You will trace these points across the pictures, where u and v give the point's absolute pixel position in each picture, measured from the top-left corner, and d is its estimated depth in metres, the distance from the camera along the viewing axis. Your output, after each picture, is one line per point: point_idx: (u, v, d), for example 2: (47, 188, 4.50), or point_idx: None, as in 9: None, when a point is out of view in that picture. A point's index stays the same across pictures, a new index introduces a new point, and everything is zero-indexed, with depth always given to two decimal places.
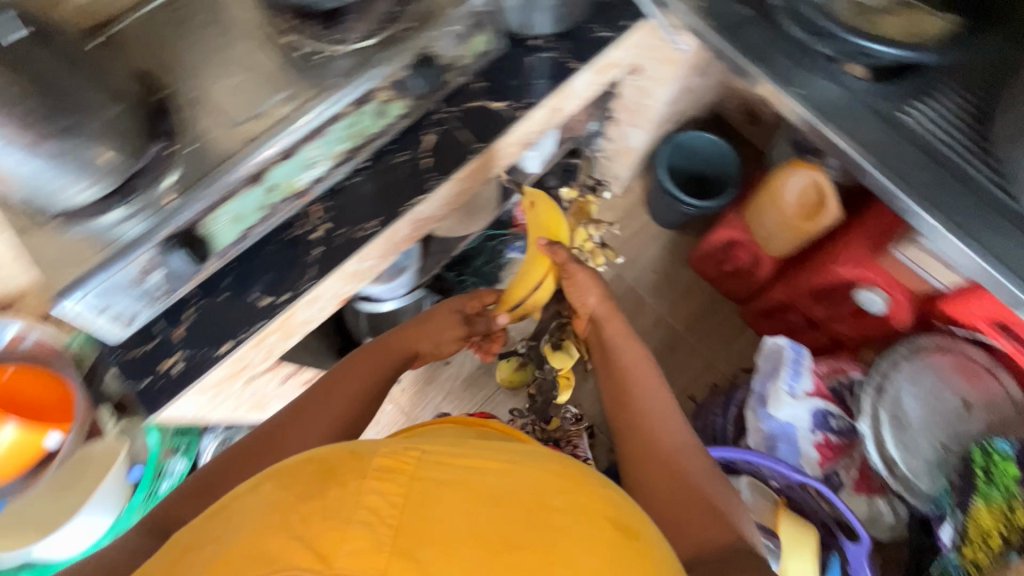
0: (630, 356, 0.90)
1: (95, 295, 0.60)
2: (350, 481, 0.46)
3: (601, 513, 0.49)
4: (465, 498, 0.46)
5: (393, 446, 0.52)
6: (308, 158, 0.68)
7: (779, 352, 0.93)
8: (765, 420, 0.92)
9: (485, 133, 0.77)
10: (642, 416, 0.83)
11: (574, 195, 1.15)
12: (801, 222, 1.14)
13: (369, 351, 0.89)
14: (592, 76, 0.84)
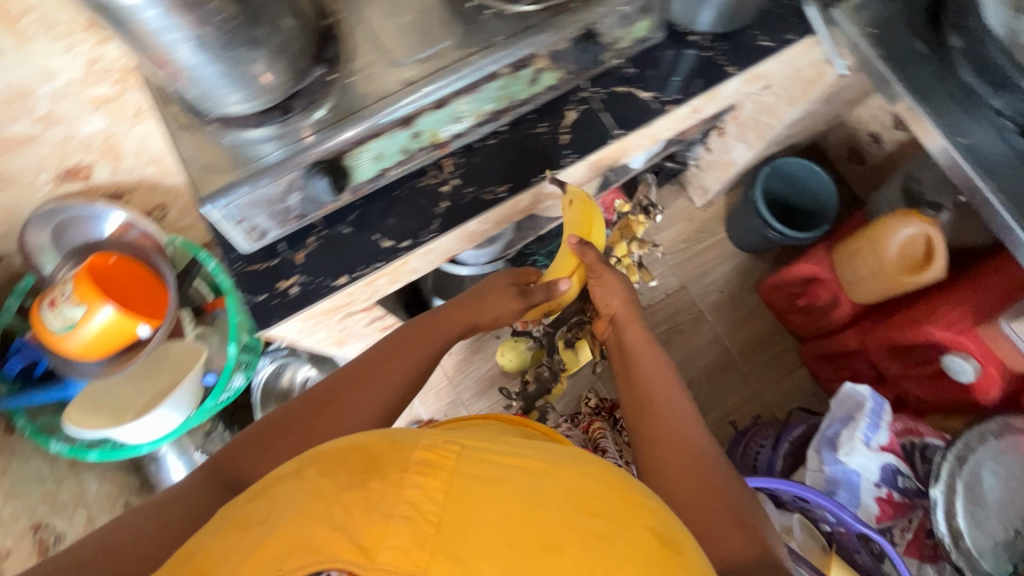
0: (644, 355, 0.81)
1: (238, 204, 0.62)
2: (391, 474, 0.47)
3: (637, 520, 0.48)
4: (501, 500, 0.46)
5: (434, 439, 0.52)
6: (457, 111, 0.68)
7: (858, 400, 0.91)
8: (831, 463, 0.90)
9: (625, 120, 0.75)
10: (660, 413, 0.74)
11: (626, 209, 1.04)
12: (898, 274, 1.11)
13: (433, 319, 0.84)
14: (740, 84, 0.81)
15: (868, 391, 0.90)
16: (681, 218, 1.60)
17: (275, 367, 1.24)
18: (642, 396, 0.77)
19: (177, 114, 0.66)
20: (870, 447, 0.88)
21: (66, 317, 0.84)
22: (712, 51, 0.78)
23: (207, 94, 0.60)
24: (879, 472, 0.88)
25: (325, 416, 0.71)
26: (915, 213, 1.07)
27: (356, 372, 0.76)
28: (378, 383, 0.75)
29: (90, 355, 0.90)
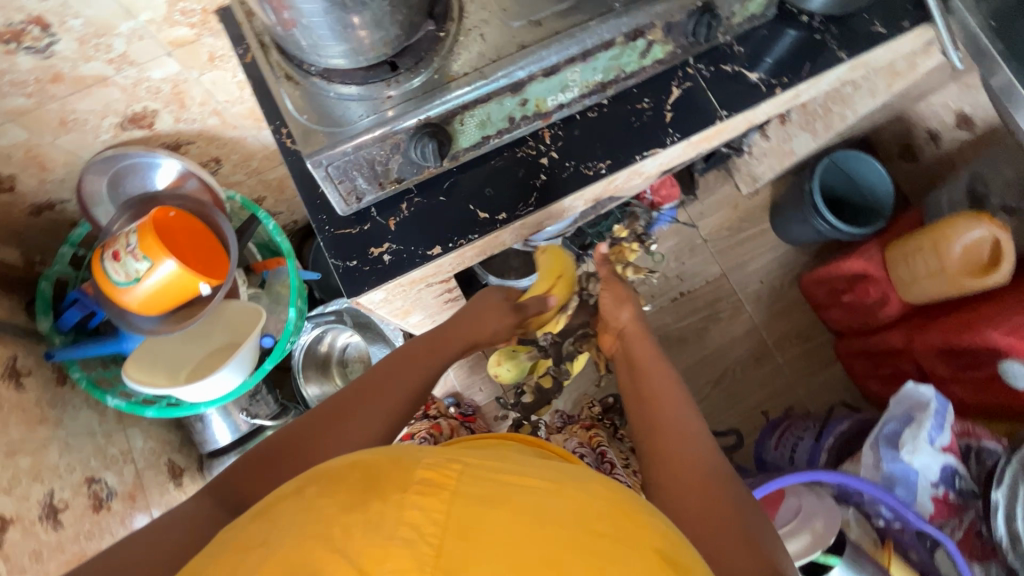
0: (654, 370, 0.85)
1: (340, 163, 0.59)
2: (391, 493, 0.40)
3: (647, 546, 0.41)
4: (505, 522, 0.39)
5: (437, 456, 0.46)
6: (565, 82, 0.65)
7: (922, 400, 0.91)
8: (890, 461, 0.91)
9: (730, 102, 0.72)
10: (659, 428, 0.74)
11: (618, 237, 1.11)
12: (958, 276, 1.10)
13: (436, 341, 0.84)
14: (843, 71, 0.78)
15: (928, 391, 0.91)
16: (725, 206, 1.57)
17: (317, 332, 1.22)
18: (648, 410, 0.78)
19: (278, 63, 0.63)
20: (932, 448, 0.88)
21: (130, 270, 0.82)
22: (823, 35, 0.75)
23: (316, 45, 0.56)
24: (939, 471, 0.89)
25: (328, 435, 0.65)
26: (982, 215, 1.05)
27: (357, 392, 0.71)
28: (375, 401, 0.71)
29: (151, 309, 0.88)
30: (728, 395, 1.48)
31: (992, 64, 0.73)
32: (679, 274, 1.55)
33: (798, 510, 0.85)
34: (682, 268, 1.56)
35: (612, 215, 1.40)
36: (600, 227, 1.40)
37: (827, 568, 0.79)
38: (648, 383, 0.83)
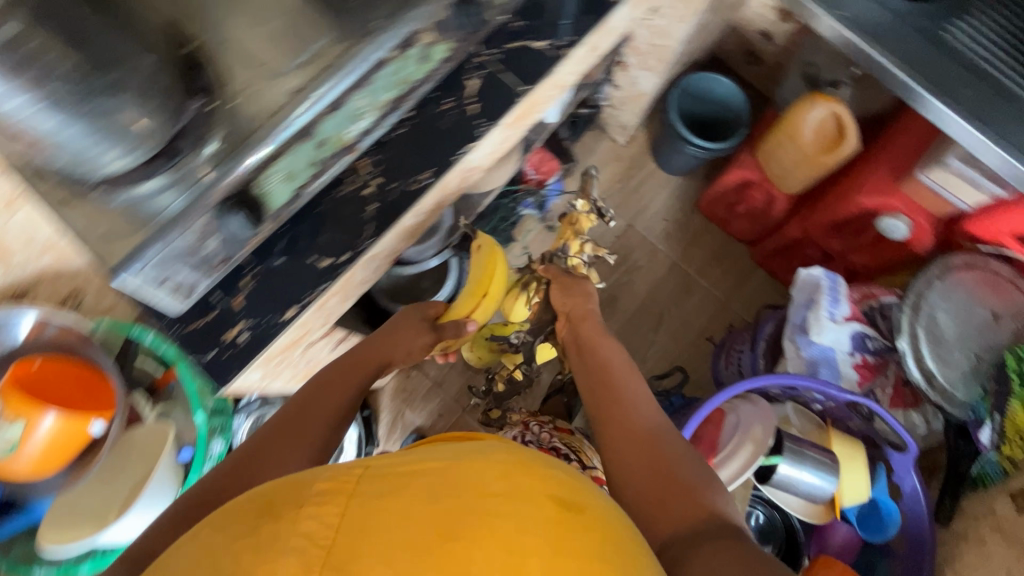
0: (600, 342, 0.94)
1: (154, 265, 0.56)
2: (286, 513, 0.46)
3: (528, 496, 0.49)
4: (396, 504, 0.47)
5: (338, 468, 0.52)
6: (357, 108, 0.65)
7: (814, 282, 0.95)
8: (806, 347, 0.95)
9: (529, 75, 0.74)
10: (619, 394, 0.83)
11: (585, 208, 1.00)
12: (817, 155, 1.16)
13: (348, 364, 0.85)
14: (628, 11, 0.81)
15: (821, 270, 0.95)
16: (609, 160, 1.61)
17: (252, 422, 1.18)
18: (596, 381, 0.87)
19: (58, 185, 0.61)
20: (836, 322, 0.93)
21: (4, 439, 0.77)
22: None
23: (84, 157, 0.54)
24: (852, 343, 0.93)
25: (244, 482, 0.65)
26: (820, 96, 1.12)
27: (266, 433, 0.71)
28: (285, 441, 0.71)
29: (48, 468, 0.83)
30: (672, 335, 1.52)
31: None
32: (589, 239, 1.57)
33: (737, 423, 0.87)
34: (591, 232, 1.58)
35: (502, 197, 1.45)
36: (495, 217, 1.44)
37: (774, 469, 0.82)
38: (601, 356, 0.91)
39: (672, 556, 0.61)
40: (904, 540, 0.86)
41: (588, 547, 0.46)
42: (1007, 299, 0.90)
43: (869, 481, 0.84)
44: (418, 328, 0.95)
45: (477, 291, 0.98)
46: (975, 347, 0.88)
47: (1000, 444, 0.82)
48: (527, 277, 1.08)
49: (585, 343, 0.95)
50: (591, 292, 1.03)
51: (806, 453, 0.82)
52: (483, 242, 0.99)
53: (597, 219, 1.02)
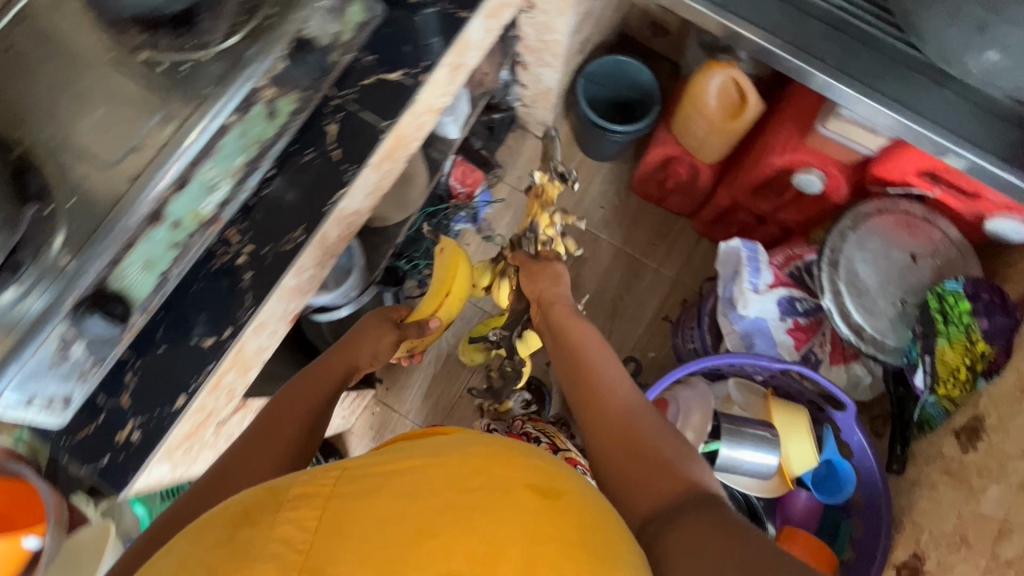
0: (574, 322, 0.88)
1: (14, 386, 0.54)
2: (260, 521, 0.45)
3: (509, 484, 0.47)
4: (371, 504, 0.45)
5: (314, 473, 0.51)
6: (208, 180, 0.63)
7: (734, 254, 0.94)
8: (737, 321, 0.94)
9: (388, 109, 0.72)
10: (592, 378, 0.78)
11: (541, 175, 0.87)
12: (724, 122, 1.14)
13: (314, 374, 0.82)
14: (483, 23, 0.80)
15: (738, 241, 0.94)
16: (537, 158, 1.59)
17: None
18: (570, 363, 0.82)
19: None
20: (760, 292, 0.92)
21: None
22: (439, 3, 0.76)
23: None
24: (780, 309, 0.93)
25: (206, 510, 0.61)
26: (713, 63, 1.11)
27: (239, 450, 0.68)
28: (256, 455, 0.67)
29: None
30: (627, 321, 1.51)
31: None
32: None
33: (677, 412, 0.86)
34: None
35: (431, 215, 1.41)
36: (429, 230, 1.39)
37: (716, 454, 0.81)
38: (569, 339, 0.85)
39: (652, 532, 0.59)
40: (861, 497, 0.86)
41: (570, 531, 0.44)
42: (923, 237, 0.90)
43: (814, 447, 0.84)
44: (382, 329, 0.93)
45: (441, 288, 0.98)
46: (898, 292, 0.88)
47: (935, 385, 0.82)
48: (503, 263, 1.00)
49: (554, 325, 0.88)
50: (563, 273, 0.94)
51: (746, 431, 0.82)
52: (446, 244, 0.98)
53: (565, 185, 0.88)
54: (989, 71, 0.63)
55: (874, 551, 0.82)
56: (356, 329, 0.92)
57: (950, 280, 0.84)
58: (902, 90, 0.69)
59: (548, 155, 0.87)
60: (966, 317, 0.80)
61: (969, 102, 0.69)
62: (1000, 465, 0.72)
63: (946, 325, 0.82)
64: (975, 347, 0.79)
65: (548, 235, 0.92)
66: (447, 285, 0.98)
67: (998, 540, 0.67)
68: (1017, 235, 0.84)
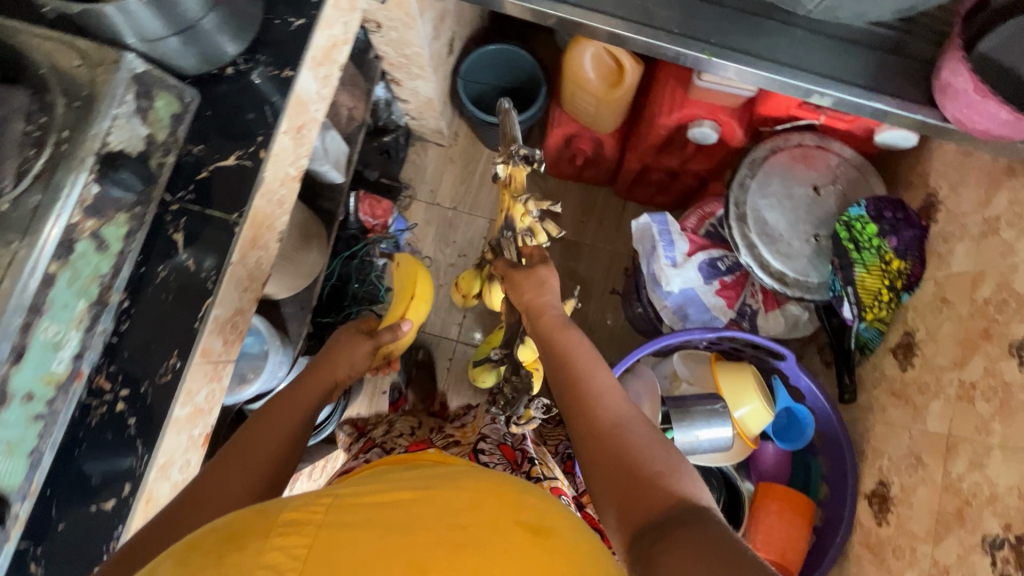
0: (559, 330, 0.75)
1: None
2: (251, 542, 0.41)
3: (507, 518, 0.45)
4: (363, 538, 0.42)
5: (307, 496, 0.47)
6: (51, 337, 0.57)
7: (646, 231, 0.93)
8: (666, 298, 0.93)
9: (235, 197, 0.66)
10: (581, 384, 0.70)
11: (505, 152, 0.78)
12: (608, 93, 1.10)
13: (291, 394, 0.71)
14: (316, 72, 0.73)
15: (647, 217, 0.92)
16: (445, 165, 1.54)
17: None
18: (554, 365, 0.74)
19: None
20: (681, 263, 0.91)
21: None
22: (259, 67, 0.69)
23: None
24: (704, 275, 0.91)
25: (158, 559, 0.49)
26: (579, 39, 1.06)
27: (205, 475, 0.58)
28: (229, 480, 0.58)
29: None
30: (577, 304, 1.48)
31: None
32: (459, 252, 1.50)
33: None
34: (457, 245, 1.51)
35: (348, 257, 1.36)
36: (348, 273, 1.35)
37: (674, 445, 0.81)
38: (554, 341, 0.74)
39: (640, 553, 0.52)
40: (822, 435, 0.87)
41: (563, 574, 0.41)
42: (820, 165, 0.89)
43: (767, 405, 0.83)
44: (359, 339, 0.83)
45: (404, 293, 0.90)
46: (809, 228, 0.86)
47: (862, 313, 0.81)
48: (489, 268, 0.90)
49: (541, 330, 0.76)
50: (551, 279, 0.79)
51: (694, 412, 0.81)
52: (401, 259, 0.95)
53: (532, 168, 0.80)
54: (826, 4, 0.60)
55: (844, 485, 0.83)
56: (336, 342, 0.82)
57: (855, 206, 0.83)
58: (754, 39, 0.66)
59: (507, 140, 0.79)
60: (876, 239, 0.80)
61: (822, 34, 0.66)
62: (937, 379, 0.72)
63: (858, 250, 0.81)
64: (891, 267, 0.80)
65: (524, 223, 0.79)
66: (411, 290, 0.90)
67: (948, 456, 0.68)
68: (906, 141, 0.83)
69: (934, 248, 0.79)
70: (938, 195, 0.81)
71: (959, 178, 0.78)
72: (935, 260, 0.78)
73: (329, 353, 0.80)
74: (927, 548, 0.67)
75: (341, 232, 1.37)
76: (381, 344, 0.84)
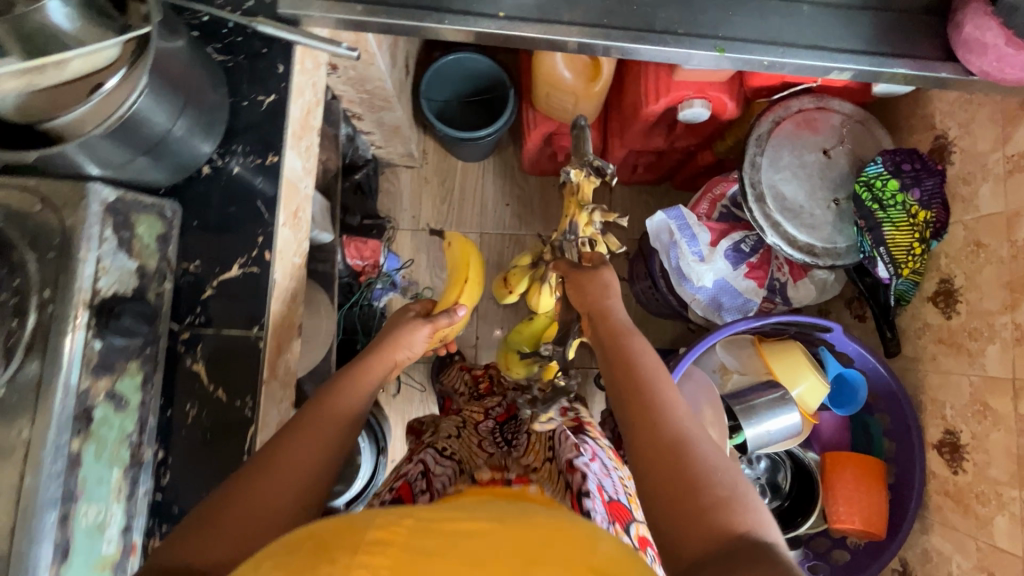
0: (627, 334, 0.68)
1: None
2: (341, 556, 0.33)
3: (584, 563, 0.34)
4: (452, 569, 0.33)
5: (395, 507, 0.38)
6: (93, 518, 0.51)
7: (665, 228, 0.90)
8: (697, 292, 0.90)
9: (249, 308, 0.60)
10: (640, 387, 0.61)
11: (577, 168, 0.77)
12: (586, 88, 1.05)
13: (311, 419, 0.55)
14: (299, 148, 0.66)
15: (664, 215, 0.90)
16: (420, 187, 1.47)
17: None
18: (614, 364, 0.66)
19: None
20: (707, 255, 0.89)
21: None
22: (237, 157, 0.62)
23: None
24: (730, 262, 0.90)
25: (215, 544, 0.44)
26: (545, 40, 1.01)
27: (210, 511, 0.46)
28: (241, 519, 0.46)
29: None
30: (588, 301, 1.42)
31: (433, 20, 0.62)
32: None
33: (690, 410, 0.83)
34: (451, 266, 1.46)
35: (350, 306, 1.29)
36: (353, 324, 1.30)
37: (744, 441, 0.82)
38: (620, 345, 0.67)
39: None
40: (877, 394, 0.87)
41: None
42: (824, 128, 0.87)
43: (823, 379, 0.83)
44: (414, 324, 0.74)
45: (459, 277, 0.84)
46: (828, 194, 0.85)
47: (898, 269, 0.81)
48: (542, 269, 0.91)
49: (607, 335, 0.69)
50: (613, 280, 0.75)
51: (758, 404, 0.81)
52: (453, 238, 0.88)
53: (601, 182, 0.78)
54: None
55: (910, 440, 0.84)
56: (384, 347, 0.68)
57: (871, 164, 0.82)
58: (757, 25, 0.63)
59: (578, 151, 0.78)
60: (899, 195, 0.79)
61: (821, 6, 0.63)
62: (988, 323, 0.73)
63: (885, 208, 0.80)
64: (919, 219, 0.79)
65: (589, 235, 0.80)
66: (463, 274, 0.84)
67: (1017, 399, 0.68)
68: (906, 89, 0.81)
69: (955, 191, 0.79)
70: (948, 137, 0.80)
71: (969, 117, 0.77)
72: (960, 203, 0.78)
73: (377, 345, 0.69)
74: (1014, 491, 0.68)
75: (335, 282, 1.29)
76: (439, 328, 0.75)
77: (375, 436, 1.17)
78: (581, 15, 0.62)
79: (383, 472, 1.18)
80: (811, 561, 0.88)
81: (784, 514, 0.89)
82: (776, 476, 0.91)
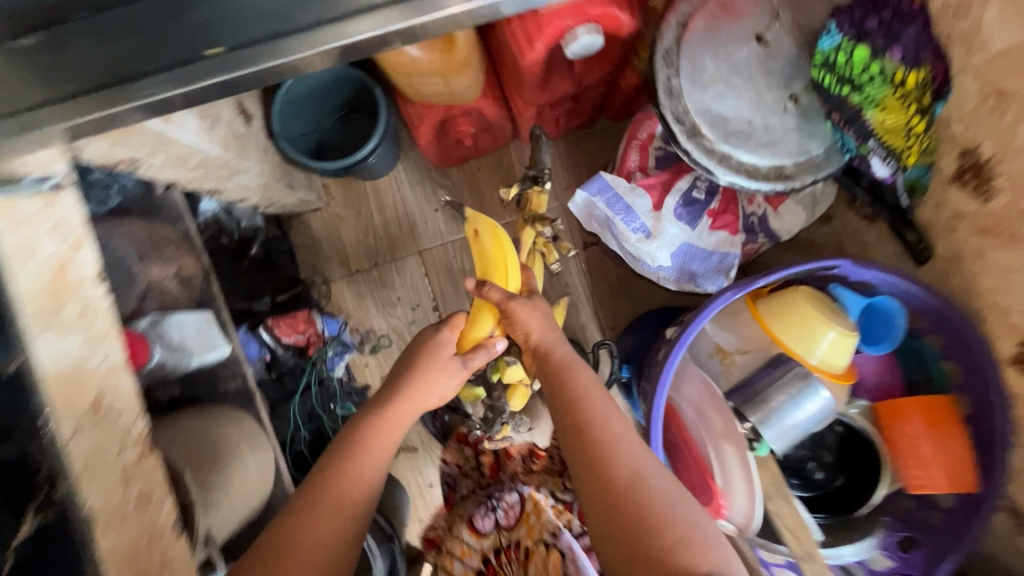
0: (573, 367, 0.63)
1: None
2: None
3: None
4: None
5: None
6: None
7: (593, 209, 0.76)
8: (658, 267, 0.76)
9: (68, 560, 0.45)
10: (590, 430, 0.59)
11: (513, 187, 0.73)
12: (447, 62, 0.83)
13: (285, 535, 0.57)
14: (63, 315, 0.50)
15: (585, 192, 0.74)
16: (337, 227, 1.28)
17: None
18: (559, 404, 0.62)
19: None
20: (654, 229, 0.74)
21: None
22: None
23: None
24: (685, 222, 0.74)
25: None
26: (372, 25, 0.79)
27: None
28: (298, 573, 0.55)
29: None
30: (561, 284, 1.13)
31: (131, 96, 0.44)
32: (411, 304, 1.28)
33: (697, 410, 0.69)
34: (402, 299, 1.28)
35: (304, 391, 1.14)
36: (315, 410, 1.15)
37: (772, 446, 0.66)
38: (564, 383, 0.62)
39: None
40: (920, 313, 0.69)
41: None
42: (744, 9, 0.66)
43: (847, 327, 0.65)
44: (447, 366, 0.67)
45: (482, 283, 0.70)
46: (780, 93, 0.66)
47: (901, 161, 0.61)
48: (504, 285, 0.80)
49: (550, 371, 0.64)
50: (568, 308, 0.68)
51: (776, 404, 0.65)
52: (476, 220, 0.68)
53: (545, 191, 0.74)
54: None
55: (973, 359, 0.65)
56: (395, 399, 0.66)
57: (824, 36, 0.62)
58: None
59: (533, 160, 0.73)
60: (873, 64, 0.59)
61: None
62: None
63: (858, 86, 0.60)
64: (908, 86, 0.58)
65: (544, 247, 0.75)
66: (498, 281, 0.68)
67: None
68: None
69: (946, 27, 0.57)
70: None
71: None
72: (957, 43, 0.56)
73: (401, 387, 0.66)
74: None
75: (281, 369, 1.15)
76: (474, 368, 0.67)
77: (377, 524, 1.05)
78: (328, 10, 0.44)
79: (402, 556, 1.06)
80: (903, 534, 0.72)
81: (846, 492, 0.76)
82: (816, 454, 0.78)
